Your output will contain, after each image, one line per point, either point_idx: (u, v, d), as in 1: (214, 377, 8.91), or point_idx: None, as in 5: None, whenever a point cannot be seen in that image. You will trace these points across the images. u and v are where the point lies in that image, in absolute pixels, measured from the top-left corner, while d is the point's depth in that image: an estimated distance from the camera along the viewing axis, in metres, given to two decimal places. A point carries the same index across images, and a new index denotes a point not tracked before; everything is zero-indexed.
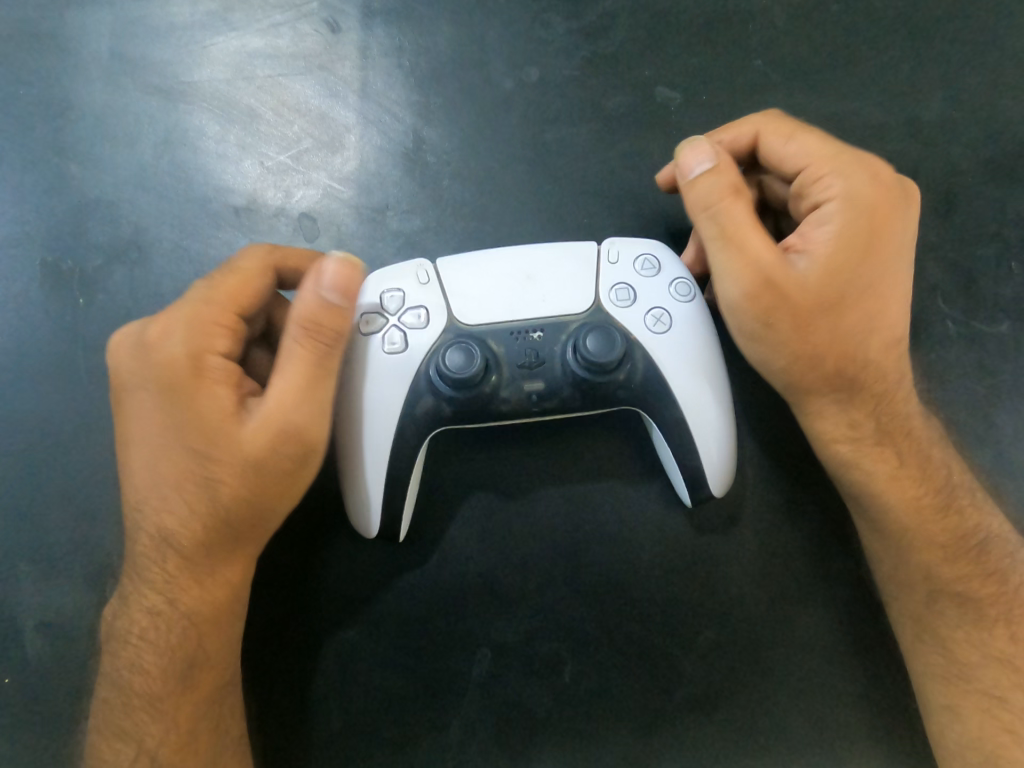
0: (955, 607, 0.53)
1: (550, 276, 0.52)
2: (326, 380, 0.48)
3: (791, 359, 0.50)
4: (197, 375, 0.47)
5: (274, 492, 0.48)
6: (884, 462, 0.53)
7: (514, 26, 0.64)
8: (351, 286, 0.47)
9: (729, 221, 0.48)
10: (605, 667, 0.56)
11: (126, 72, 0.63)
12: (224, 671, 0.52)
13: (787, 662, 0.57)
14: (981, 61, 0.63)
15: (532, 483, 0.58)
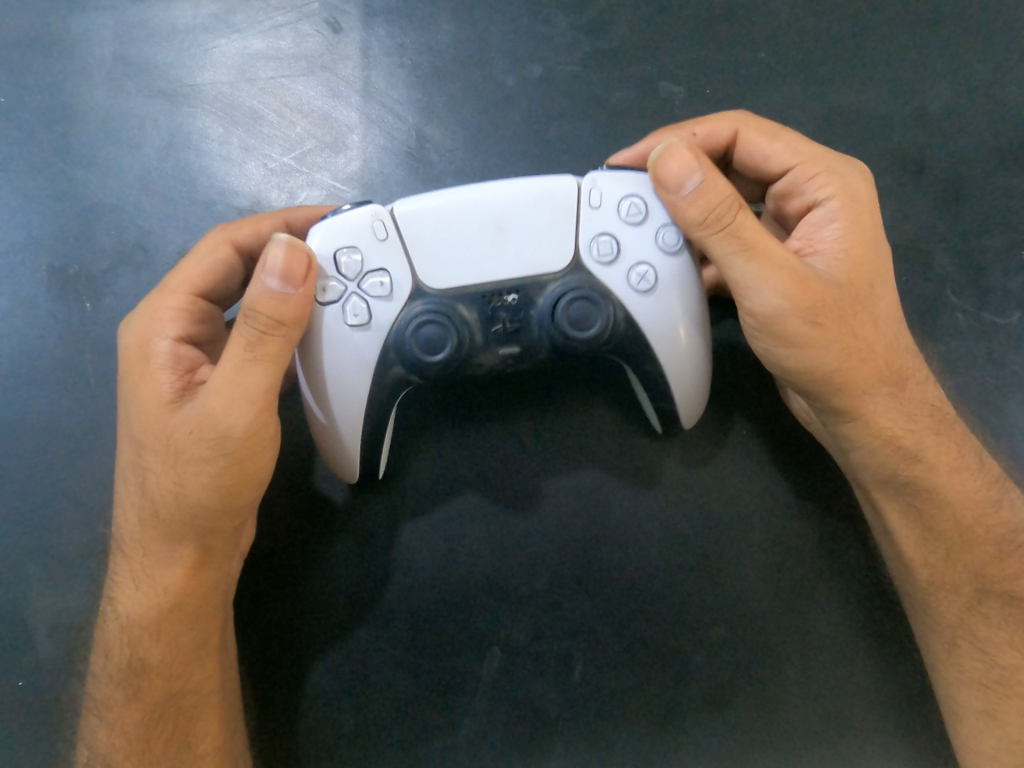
0: (1000, 609, 0.52)
1: (523, 226, 0.48)
2: (261, 368, 0.44)
3: (840, 360, 0.47)
4: (144, 361, 0.49)
5: (202, 485, 0.46)
6: (942, 453, 0.51)
7: (516, 21, 0.63)
8: (299, 271, 0.44)
9: (750, 232, 0.45)
10: (616, 666, 0.56)
11: (129, 76, 0.63)
12: (174, 681, 0.50)
13: (801, 660, 0.56)
14: (989, 47, 0.63)
15: (517, 474, 0.58)
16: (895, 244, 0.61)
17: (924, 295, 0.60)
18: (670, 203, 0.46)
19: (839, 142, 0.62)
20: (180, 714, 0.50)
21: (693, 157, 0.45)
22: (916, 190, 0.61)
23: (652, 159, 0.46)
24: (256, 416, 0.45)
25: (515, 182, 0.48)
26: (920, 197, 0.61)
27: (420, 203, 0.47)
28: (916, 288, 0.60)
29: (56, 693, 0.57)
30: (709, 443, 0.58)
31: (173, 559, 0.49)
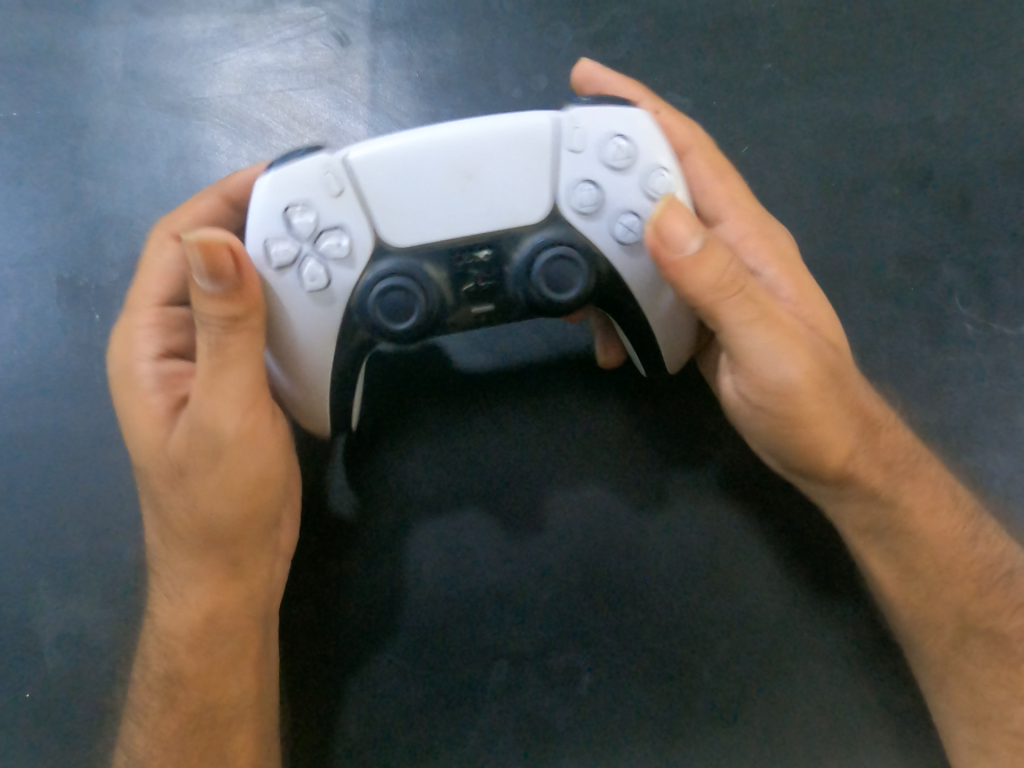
0: (984, 645, 0.51)
1: (496, 171, 0.44)
2: (237, 372, 0.44)
3: (841, 429, 0.48)
4: (129, 385, 0.49)
5: (211, 502, 0.46)
6: (921, 494, 0.51)
7: (523, 34, 0.64)
8: (228, 269, 0.40)
9: (759, 300, 0.44)
10: (623, 679, 0.56)
11: (140, 89, 0.64)
12: (209, 693, 0.50)
13: (809, 674, 0.56)
14: (999, 58, 0.63)
15: (531, 488, 0.58)
16: (902, 255, 0.61)
17: (931, 306, 0.60)
18: (672, 277, 0.43)
19: (845, 153, 0.62)
20: (215, 725, 0.50)
21: (694, 228, 0.42)
22: (925, 201, 0.61)
23: (653, 224, 0.41)
24: (247, 417, 0.45)
25: (485, 120, 0.44)
26: (926, 210, 0.61)
27: (375, 150, 0.43)
28: (923, 300, 0.60)
29: (63, 701, 0.58)
30: (707, 448, 0.58)
31: (205, 575, 0.49)
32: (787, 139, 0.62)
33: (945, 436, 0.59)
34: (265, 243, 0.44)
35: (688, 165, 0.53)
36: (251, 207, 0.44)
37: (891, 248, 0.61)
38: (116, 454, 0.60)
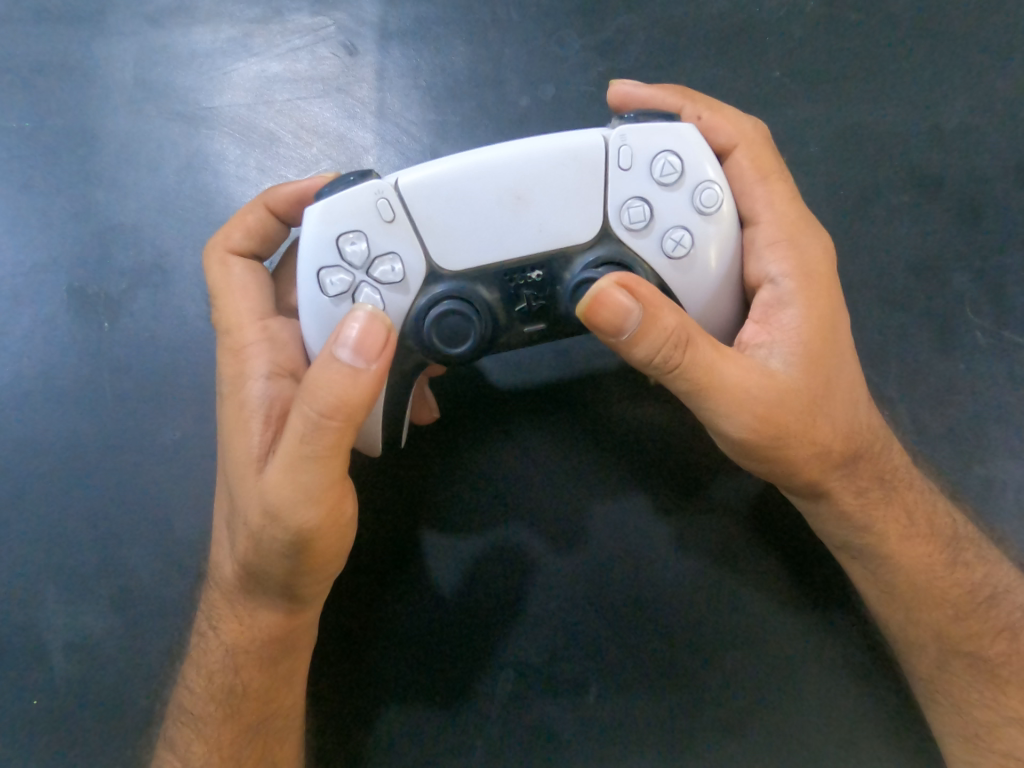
0: (965, 670, 0.51)
1: (547, 193, 0.43)
2: (315, 464, 0.41)
3: (812, 464, 0.47)
4: (239, 409, 0.47)
5: (282, 562, 0.44)
6: (893, 524, 0.51)
7: (531, 43, 0.64)
8: (375, 342, 0.39)
9: (705, 373, 0.42)
10: (632, 689, 0.56)
11: (149, 100, 0.64)
12: (268, 705, 0.50)
13: (816, 686, 0.55)
14: (1010, 62, 0.62)
15: (559, 506, 0.57)
16: (912, 262, 0.61)
17: (940, 314, 0.60)
18: (611, 340, 0.42)
19: (853, 160, 0.62)
20: (269, 736, 0.51)
21: (631, 297, 0.40)
22: (935, 207, 0.61)
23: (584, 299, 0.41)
24: (323, 510, 0.42)
25: (535, 140, 0.43)
26: (936, 216, 0.61)
27: (424, 174, 0.43)
28: (932, 308, 0.60)
29: (73, 712, 0.58)
30: (723, 460, 0.57)
31: (274, 604, 0.48)
32: (793, 146, 0.62)
33: (955, 445, 0.58)
34: (319, 273, 0.43)
35: (733, 164, 0.51)
36: (302, 237, 0.43)
37: (900, 256, 0.61)
38: (125, 463, 0.60)
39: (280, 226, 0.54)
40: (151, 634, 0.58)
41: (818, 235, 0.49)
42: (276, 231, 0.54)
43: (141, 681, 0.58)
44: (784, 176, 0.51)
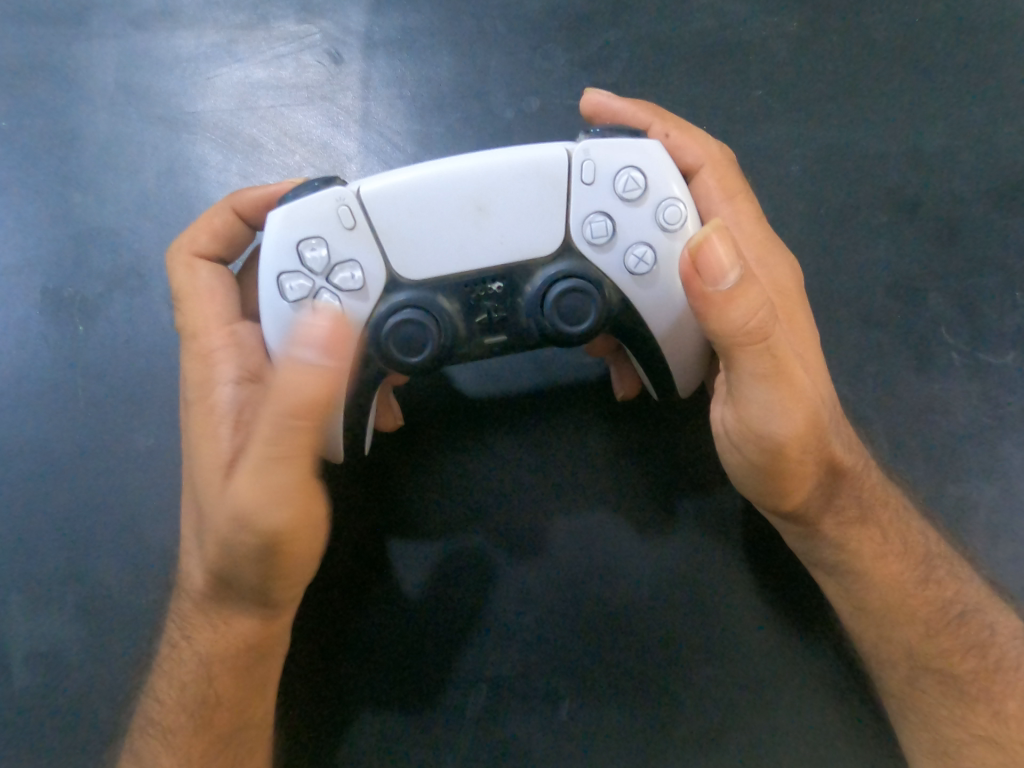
0: (936, 686, 0.50)
1: (509, 205, 0.43)
2: (285, 466, 0.41)
3: (802, 485, 0.48)
4: (206, 415, 0.47)
5: (252, 566, 0.45)
6: (867, 541, 0.51)
7: (517, 55, 0.64)
8: (330, 337, 0.38)
9: (780, 353, 0.43)
10: (606, 702, 0.55)
11: (130, 103, 0.64)
12: (241, 715, 0.50)
13: (790, 701, 0.55)
14: (989, 87, 0.63)
15: (532, 517, 0.57)
16: (890, 282, 0.61)
17: (916, 333, 0.60)
18: (704, 302, 0.40)
19: (833, 179, 0.62)
20: (240, 747, 0.50)
21: (737, 255, 0.40)
22: (912, 227, 0.62)
23: (694, 248, 0.40)
24: (293, 510, 0.43)
25: (499, 153, 0.43)
26: (914, 236, 0.61)
27: (386, 184, 0.43)
28: (909, 327, 0.60)
29: (37, 720, 0.56)
30: (699, 472, 0.57)
31: (251, 611, 0.48)
32: (776, 164, 0.62)
33: (930, 463, 0.59)
34: (280, 278, 0.43)
35: (698, 184, 0.53)
36: (264, 243, 0.43)
37: (878, 274, 0.61)
38: (97, 468, 0.59)
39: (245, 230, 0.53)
40: (116, 644, 0.57)
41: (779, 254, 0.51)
42: (241, 235, 0.53)
43: (107, 692, 0.56)
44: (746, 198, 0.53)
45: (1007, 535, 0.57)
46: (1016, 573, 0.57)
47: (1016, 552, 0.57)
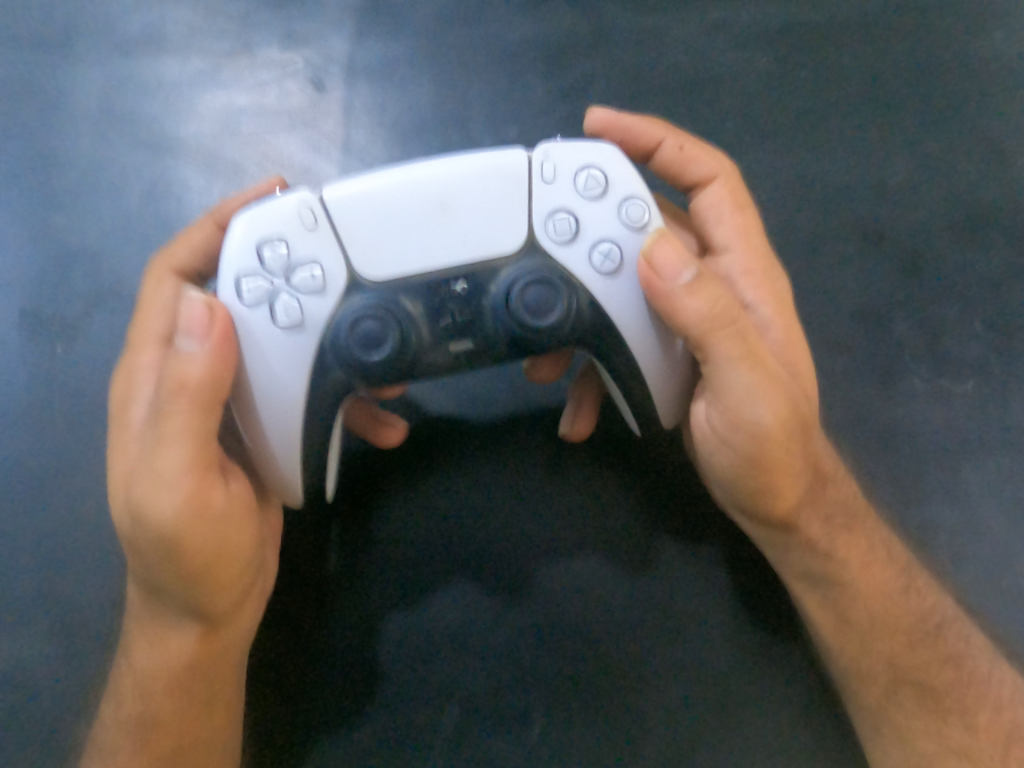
0: (914, 698, 0.51)
1: (469, 205, 0.44)
2: (165, 447, 0.42)
3: (793, 483, 0.49)
4: (121, 430, 0.48)
5: (159, 564, 0.44)
6: (854, 551, 0.53)
7: (495, 85, 0.66)
8: (202, 322, 0.42)
9: (750, 340, 0.45)
10: (576, 722, 0.56)
11: (113, 126, 0.65)
12: (183, 734, 0.49)
13: (758, 722, 0.56)
14: (951, 123, 0.66)
15: (506, 539, 0.57)
16: (857, 309, 0.63)
17: (882, 360, 0.62)
18: (665, 299, 0.44)
19: (802, 209, 0.64)
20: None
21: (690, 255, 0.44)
22: (878, 257, 0.63)
23: (647, 255, 0.44)
24: (184, 494, 0.42)
25: (459, 156, 0.44)
26: (879, 266, 0.63)
27: (351, 187, 0.44)
28: (875, 354, 0.62)
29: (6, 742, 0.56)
30: (671, 497, 0.58)
31: (187, 626, 0.48)
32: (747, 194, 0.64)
33: (896, 486, 0.60)
34: (238, 281, 0.44)
35: (709, 196, 0.54)
36: (226, 245, 0.44)
37: (845, 302, 0.63)
38: (72, 488, 0.59)
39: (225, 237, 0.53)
40: (85, 663, 0.56)
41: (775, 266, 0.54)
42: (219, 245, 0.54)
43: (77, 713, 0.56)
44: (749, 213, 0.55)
45: (973, 557, 0.59)
46: (982, 594, 0.58)
47: (980, 574, 0.58)
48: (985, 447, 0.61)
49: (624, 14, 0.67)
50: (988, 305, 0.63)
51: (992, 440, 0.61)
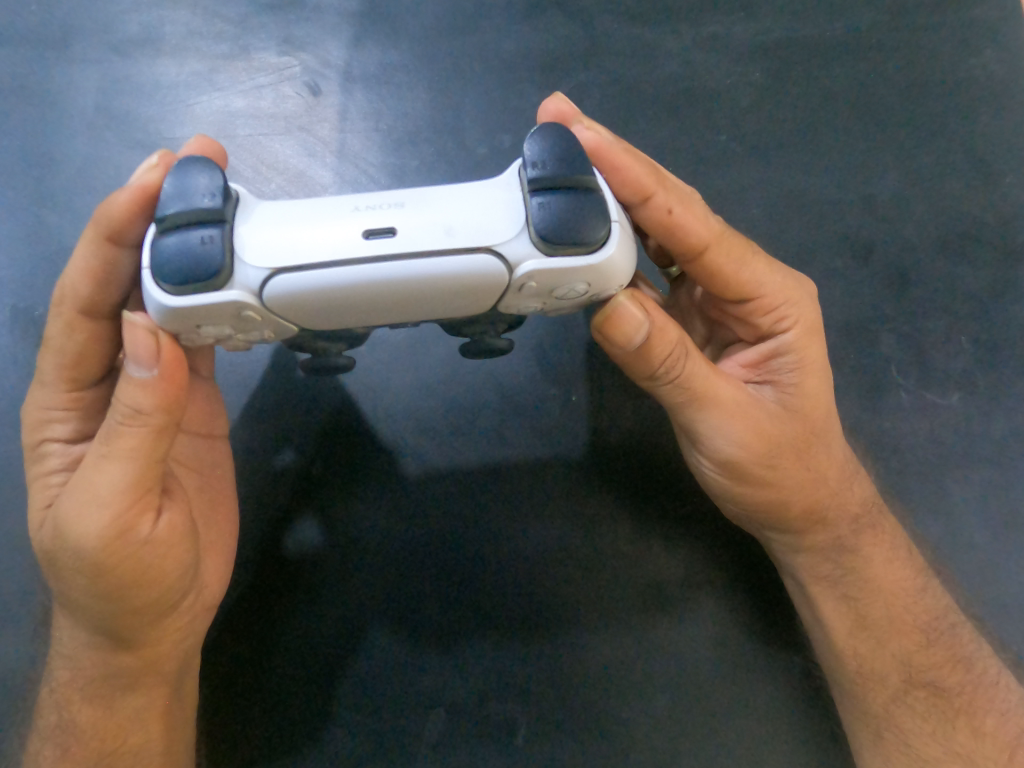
0: (928, 698, 0.53)
1: None
2: (104, 466, 0.41)
3: (804, 486, 0.52)
4: (37, 461, 0.48)
5: (79, 581, 0.43)
6: (879, 545, 0.56)
7: (490, 93, 0.66)
8: (146, 348, 0.38)
9: (700, 383, 0.46)
10: (558, 730, 0.54)
11: (108, 126, 0.65)
12: (108, 740, 0.49)
13: (745, 733, 0.54)
14: (939, 139, 0.66)
15: (489, 542, 0.57)
16: (846, 324, 0.63)
17: (870, 371, 0.63)
18: (619, 351, 0.44)
19: (792, 222, 0.64)
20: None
21: (645, 314, 0.42)
22: (867, 271, 0.64)
23: (604, 312, 0.42)
24: (112, 517, 0.41)
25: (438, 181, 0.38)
26: (868, 279, 0.64)
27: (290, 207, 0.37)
28: (863, 367, 0.62)
29: None
30: (657, 504, 0.58)
31: (96, 638, 0.47)
32: (740, 206, 0.64)
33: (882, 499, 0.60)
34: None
35: None
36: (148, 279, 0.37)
37: (834, 315, 0.63)
38: None
39: (130, 256, 0.46)
40: None
41: (803, 286, 0.53)
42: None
43: None
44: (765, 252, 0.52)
45: (959, 571, 0.59)
46: (971, 607, 0.58)
47: (966, 587, 0.59)
48: (971, 461, 0.61)
49: (620, 26, 0.68)
50: (975, 320, 0.64)
51: (978, 452, 0.61)
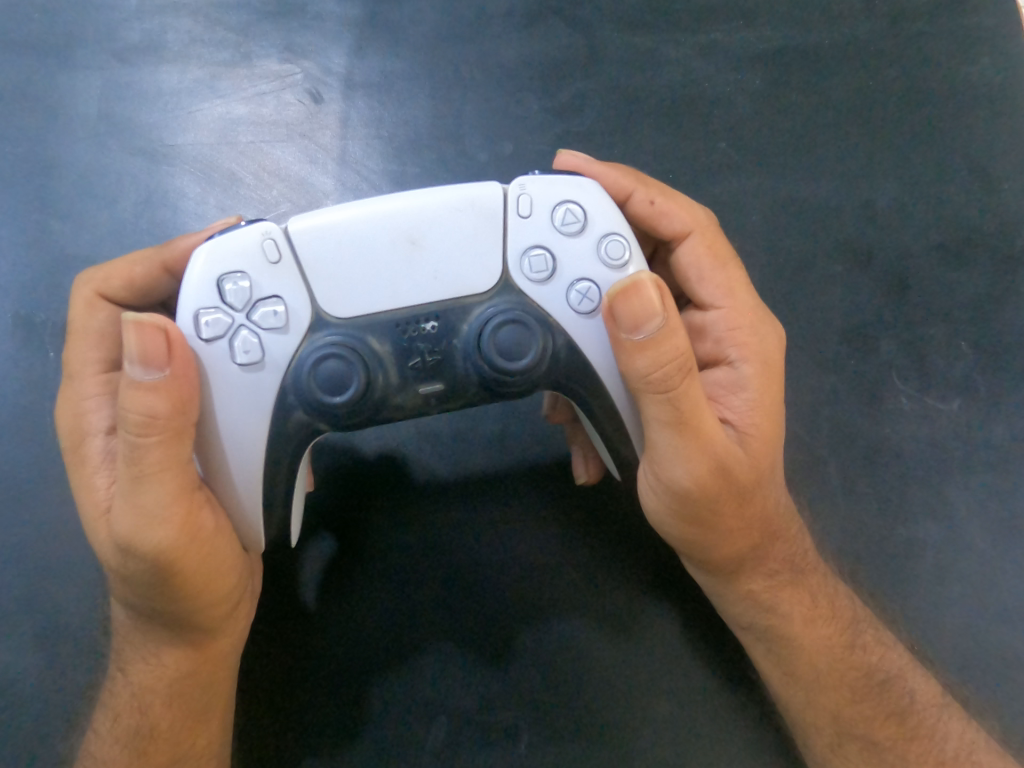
0: (858, 752, 0.52)
1: (442, 241, 0.43)
2: (150, 481, 0.41)
3: (734, 537, 0.50)
4: (78, 461, 0.47)
5: (151, 591, 0.44)
6: (798, 604, 0.54)
7: (491, 102, 0.66)
8: (158, 349, 0.39)
9: (688, 407, 0.43)
10: (562, 736, 0.56)
11: (111, 134, 0.65)
12: (180, 743, 0.49)
13: (731, 742, 0.56)
14: (939, 145, 0.67)
15: (494, 554, 0.58)
16: (845, 328, 0.63)
17: (871, 375, 0.63)
18: (620, 342, 0.42)
19: (791, 227, 0.65)
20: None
21: (663, 307, 0.41)
22: (866, 278, 0.65)
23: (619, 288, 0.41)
24: (175, 526, 0.42)
25: (432, 191, 0.43)
26: (866, 283, 0.64)
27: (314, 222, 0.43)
28: (862, 372, 0.63)
29: None
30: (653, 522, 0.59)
31: (179, 642, 0.48)
32: (739, 212, 0.65)
33: (880, 505, 0.61)
34: (196, 315, 0.42)
35: (686, 253, 0.53)
36: (185, 277, 0.42)
37: (833, 320, 0.63)
38: (60, 494, 0.59)
39: (169, 282, 0.53)
40: (67, 674, 0.56)
41: (768, 320, 0.53)
42: (163, 285, 0.53)
43: (57, 726, 0.55)
44: (741, 274, 0.54)
45: (950, 579, 0.59)
46: (958, 618, 0.59)
47: (961, 592, 0.59)
48: (970, 466, 0.61)
49: (622, 31, 0.68)
50: (973, 328, 0.64)
51: (976, 459, 0.62)
